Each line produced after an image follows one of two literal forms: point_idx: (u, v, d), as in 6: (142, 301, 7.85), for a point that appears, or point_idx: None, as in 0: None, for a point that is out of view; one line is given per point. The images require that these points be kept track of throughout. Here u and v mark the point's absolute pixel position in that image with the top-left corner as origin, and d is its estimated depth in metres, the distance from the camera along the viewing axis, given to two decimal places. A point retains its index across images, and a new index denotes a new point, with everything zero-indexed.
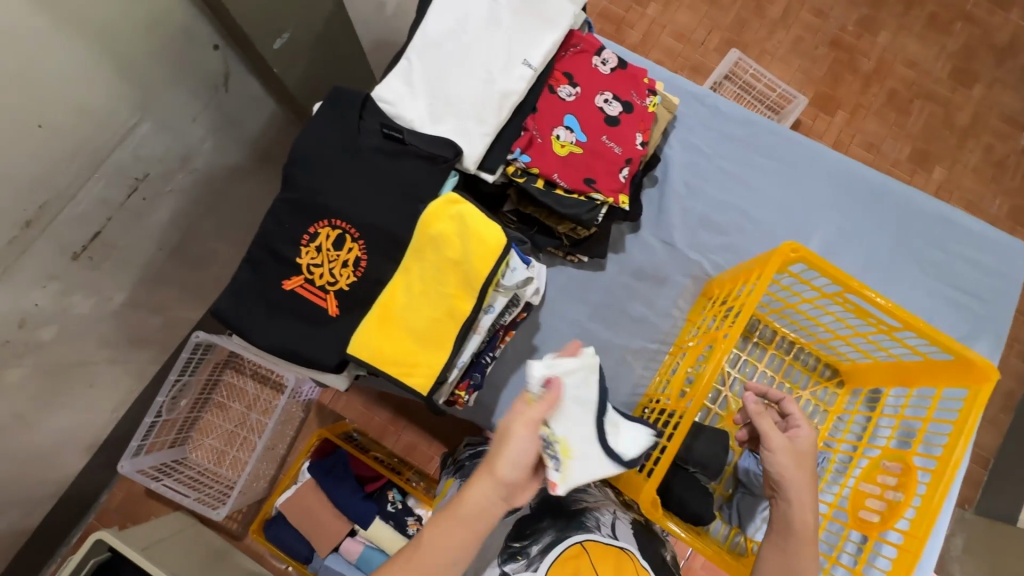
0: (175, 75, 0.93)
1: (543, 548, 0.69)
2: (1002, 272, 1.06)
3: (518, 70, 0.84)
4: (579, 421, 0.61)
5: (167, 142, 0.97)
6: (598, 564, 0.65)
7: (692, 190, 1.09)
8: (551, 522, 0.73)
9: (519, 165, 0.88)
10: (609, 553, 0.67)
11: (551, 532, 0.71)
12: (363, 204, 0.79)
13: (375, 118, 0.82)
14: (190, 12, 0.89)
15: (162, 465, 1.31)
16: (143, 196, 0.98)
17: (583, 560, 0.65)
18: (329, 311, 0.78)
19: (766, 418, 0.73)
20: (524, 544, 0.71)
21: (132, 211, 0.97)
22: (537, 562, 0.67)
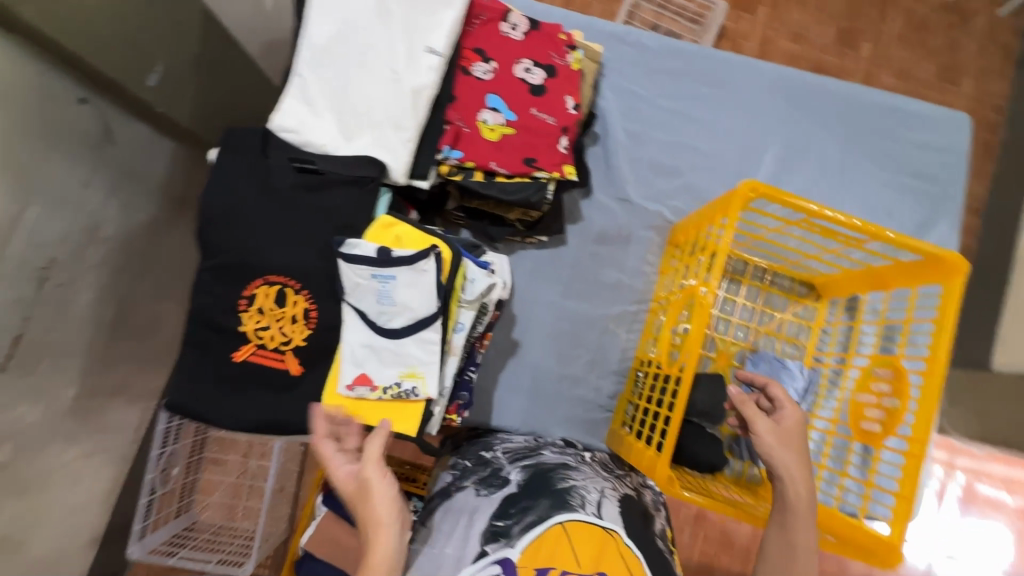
0: (47, 144, 0.79)
1: (524, 527, 0.61)
2: (949, 148, 1.06)
3: (424, 59, 0.75)
4: (383, 356, 0.72)
5: (65, 220, 0.83)
6: (577, 548, 0.58)
7: (635, 138, 1.04)
8: (535, 501, 0.65)
9: (451, 163, 0.81)
10: (592, 536, 0.60)
11: (534, 511, 0.63)
12: (299, 254, 0.73)
13: (281, 153, 0.74)
14: (40, 71, 0.76)
15: (173, 538, 1.21)
16: (57, 283, 0.84)
17: (563, 544, 0.59)
18: (291, 371, 0.73)
19: (750, 405, 0.73)
20: (505, 524, 0.63)
21: (51, 304, 0.84)
22: (516, 540, 0.60)
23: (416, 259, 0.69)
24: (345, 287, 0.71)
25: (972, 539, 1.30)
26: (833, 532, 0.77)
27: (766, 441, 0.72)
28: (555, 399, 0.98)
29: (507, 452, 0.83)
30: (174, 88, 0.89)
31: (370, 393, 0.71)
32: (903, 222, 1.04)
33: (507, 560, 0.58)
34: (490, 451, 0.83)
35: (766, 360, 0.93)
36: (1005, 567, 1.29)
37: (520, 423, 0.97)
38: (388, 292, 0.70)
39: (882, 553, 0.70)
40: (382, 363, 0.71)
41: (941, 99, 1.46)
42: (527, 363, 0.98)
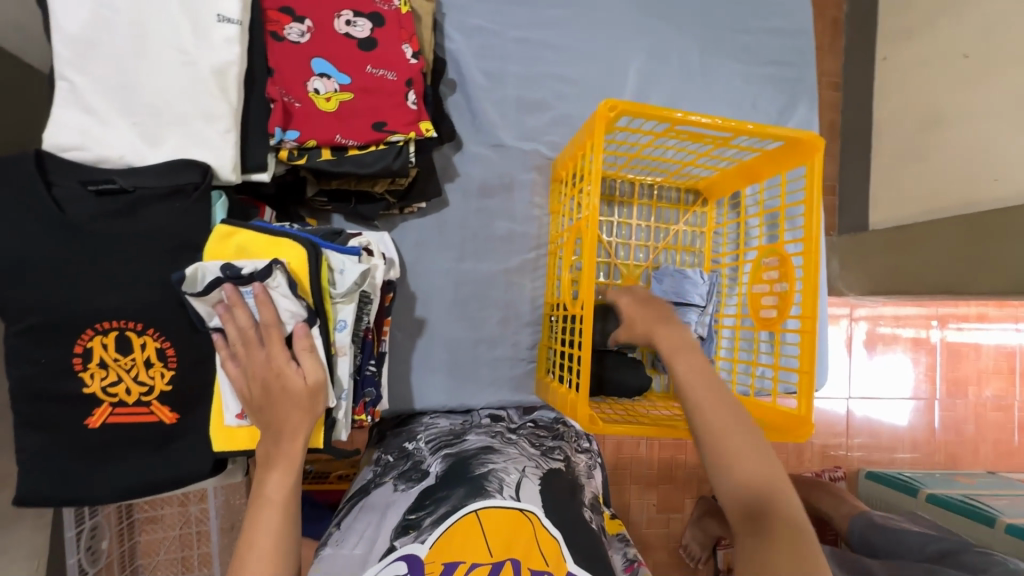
0: None
1: (435, 519, 0.61)
2: (797, 30, 1.08)
3: (218, 32, 0.64)
4: None
5: None
6: (489, 536, 0.58)
7: (494, 77, 0.97)
8: (451, 489, 0.65)
9: (289, 146, 0.71)
10: (507, 524, 0.59)
11: (448, 502, 0.62)
12: (130, 289, 0.62)
13: (69, 176, 0.61)
14: None
15: None
16: None
17: (474, 534, 0.58)
18: (164, 421, 0.64)
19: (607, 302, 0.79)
20: (417, 516, 0.63)
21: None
22: (426, 535, 0.59)
23: (265, 276, 0.60)
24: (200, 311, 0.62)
25: (877, 378, 1.46)
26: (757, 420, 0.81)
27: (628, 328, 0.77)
28: (476, 365, 0.95)
29: (429, 440, 0.83)
30: None
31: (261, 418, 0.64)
32: (768, 110, 1.07)
33: (414, 556, 0.57)
34: (413, 441, 0.84)
35: (668, 275, 0.94)
36: (907, 393, 1.48)
37: (447, 399, 0.94)
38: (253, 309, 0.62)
39: (794, 429, 0.74)
40: None
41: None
42: (441, 337, 0.94)
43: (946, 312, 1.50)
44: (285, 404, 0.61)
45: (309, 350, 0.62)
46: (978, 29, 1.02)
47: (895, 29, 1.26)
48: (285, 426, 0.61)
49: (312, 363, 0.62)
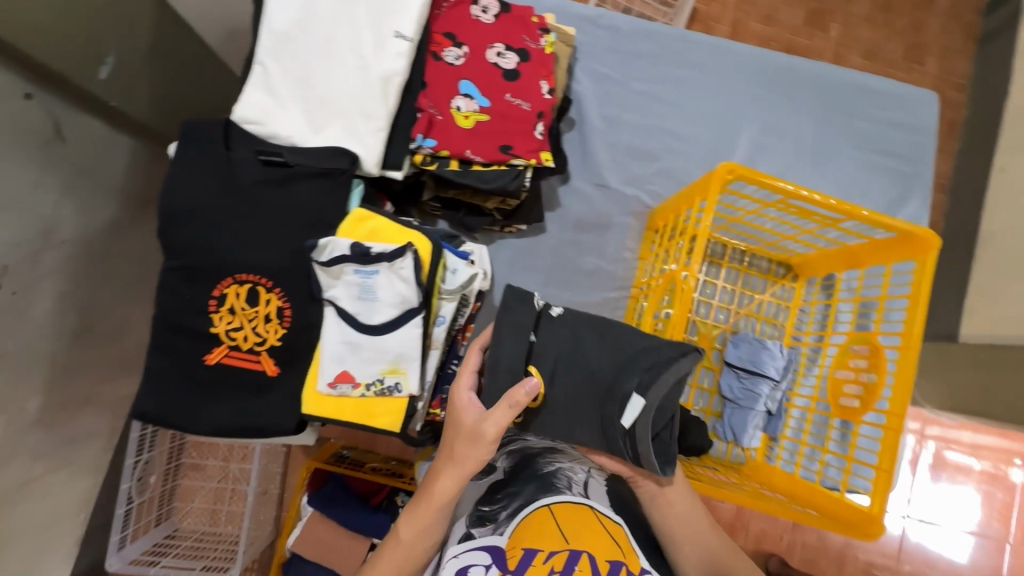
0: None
1: (511, 513, 0.66)
2: (919, 127, 1.07)
3: (392, 45, 0.72)
4: (363, 349, 0.69)
5: (16, 224, 0.79)
6: (563, 528, 0.62)
7: (612, 122, 1.03)
8: (521, 486, 0.69)
9: (425, 152, 0.78)
10: (578, 516, 0.63)
11: (521, 496, 0.67)
12: (268, 250, 0.69)
13: (245, 146, 0.70)
14: None
15: (155, 546, 1.15)
16: (12, 289, 0.80)
17: (548, 523, 0.63)
18: (267, 372, 0.70)
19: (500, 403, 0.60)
20: (491, 509, 0.67)
21: (8, 311, 0.80)
22: (504, 528, 0.64)
23: (393, 257, 0.67)
24: (323, 280, 0.69)
25: (940, 503, 1.36)
26: (816, 506, 0.79)
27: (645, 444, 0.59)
28: None
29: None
30: (128, 79, 0.86)
31: (352, 390, 0.69)
32: (874, 202, 1.06)
33: (496, 547, 0.62)
34: None
35: (747, 341, 0.94)
36: (970, 527, 1.35)
37: None
38: (370, 287, 0.68)
39: (863, 526, 0.71)
40: (362, 361, 0.69)
41: (906, 78, 1.48)
42: None
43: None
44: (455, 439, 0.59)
45: (507, 409, 0.55)
46: None
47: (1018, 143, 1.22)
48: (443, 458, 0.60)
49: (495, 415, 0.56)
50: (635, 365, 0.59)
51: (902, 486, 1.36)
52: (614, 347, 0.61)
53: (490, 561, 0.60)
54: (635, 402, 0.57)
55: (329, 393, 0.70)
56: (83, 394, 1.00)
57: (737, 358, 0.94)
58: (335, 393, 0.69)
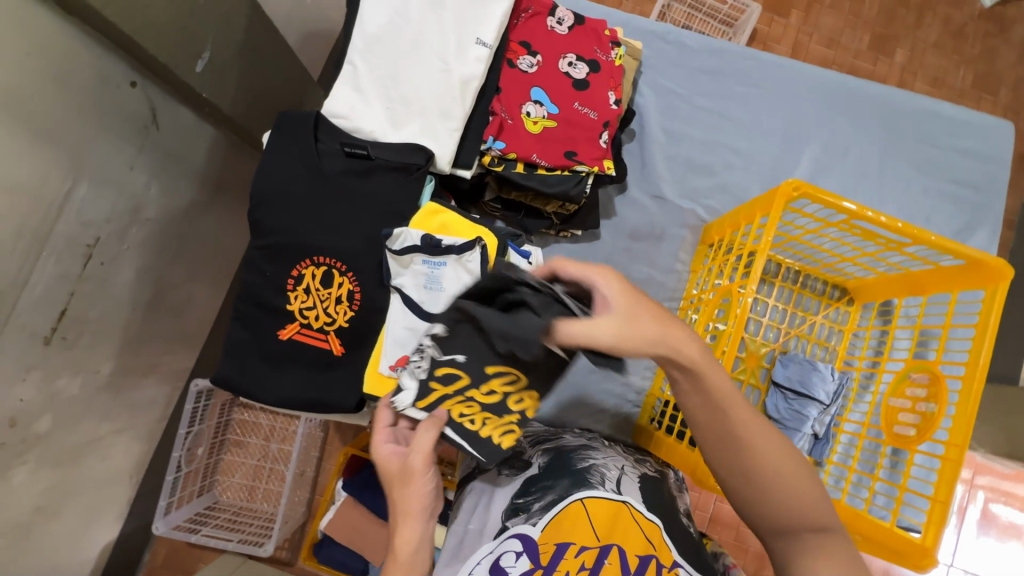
0: (100, 126, 0.81)
1: (545, 506, 0.67)
2: (991, 157, 1.05)
3: (473, 51, 0.76)
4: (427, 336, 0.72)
5: (111, 199, 0.86)
6: (596, 524, 0.64)
7: (672, 136, 1.04)
8: (555, 480, 0.70)
9: (494, 153, 0.82)
10: (611, 512, 0.65)
11: (554, 489, 0.68)
12: (345, 236, 0.74)
13: (332, 138, 0.75)
14: (95, 51, 0.77)
15: (196, 516, 1.21)
16: (101, 260, 0.87)
17: (581, 519, 0.65)
18: (334, 351, 0.75)
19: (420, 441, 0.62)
20: (525, 501, 0.69)
21: (95, 279, 0.87)
22: (537, 519, 0.66)
23: (462, 250, 0.71)
24: (393, 270, 0.72)
25: (982, 558, 1.28)
26: (858, 531, 0.76)
27: (588, 337, 0.50)
28: (584, 392, 0.99)
29: (529, 436, 0.86)
30: (219, 73, 0.93)
31: None
32: (940, 230, 1.03)
33: (529, 537, 0.64)
34: None
35: (796, 362, 0.92)
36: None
37: (549, 415, 0.98)
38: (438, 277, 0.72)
39: (914, 556, 0.70)
40: None
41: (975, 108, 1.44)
42: None
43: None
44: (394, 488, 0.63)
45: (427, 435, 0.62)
46: None
47: None
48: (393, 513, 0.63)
49: (417, 445, 0.62)
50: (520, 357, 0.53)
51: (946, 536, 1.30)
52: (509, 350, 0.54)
53: (523, 551, 0.63)
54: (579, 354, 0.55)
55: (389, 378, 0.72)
56: (149, 362, 1.07)
57: (786, 379, 0.92)
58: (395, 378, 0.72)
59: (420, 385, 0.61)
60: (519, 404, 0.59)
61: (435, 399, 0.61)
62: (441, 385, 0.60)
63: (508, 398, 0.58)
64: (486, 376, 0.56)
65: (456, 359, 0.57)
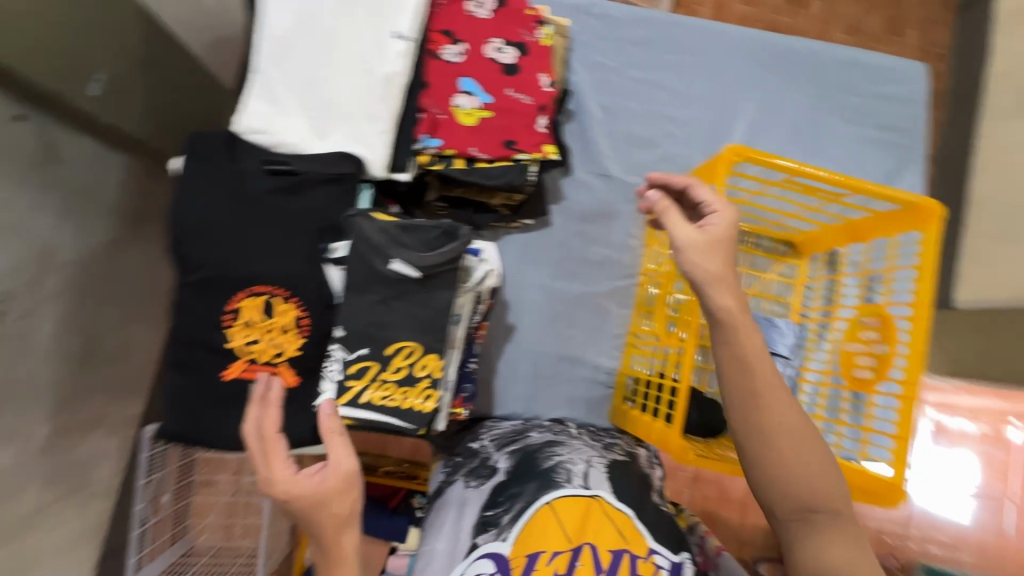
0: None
1: (513, 516, 0.69)
2: (909, 99, 1.09)
3: (392, 46, 0.72)
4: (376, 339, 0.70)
5: (15, 249, 0.77)
6: (565, 525, 0.66)
7: (609, 111, 1.02)
8: (523, 486, 0.73)
9: (430, 152, 0.78)
10: (577, 507, 0.68)
11: (522, 498, 0.71)
12: (283, 260, 0.68)
13: (253, 157, 0.69)
14: None
15: (172, 567, 1.13)
16: (17, 316, 0.79)
17: (551, 523, 0.66)
18: (288, 383, 0.70)
19: (337, 438, 0.59)
20: (495, 514, 0.71)
21: (9, 338, 0.78)
22: (506, 533, 0.68)
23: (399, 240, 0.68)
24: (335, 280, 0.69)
25: None
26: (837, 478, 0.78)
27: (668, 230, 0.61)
28: (557, 381, 0.98)
29: (494, 439, 0.87)
30: (119, 97, 0.86)
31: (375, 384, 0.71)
32: (872, 174, 1.07)
33: (499, 554, 0.66)
34: (477, 441, 0.88)
35: (757, 321, 0.94)
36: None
37: (524, 409, 0.97)
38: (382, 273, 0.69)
39: (885, 493, 0.72)
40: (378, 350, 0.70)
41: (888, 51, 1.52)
42: (526, 348, 0.98)
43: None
44: (311, 513, 0.54)
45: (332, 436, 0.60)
46: None
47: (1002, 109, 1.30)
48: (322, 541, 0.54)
49: (338, 449, 0.58)
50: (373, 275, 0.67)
51: None
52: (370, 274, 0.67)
53: (495, 569, 0.65)
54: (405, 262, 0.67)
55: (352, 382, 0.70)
56: (92, 416, 0.98)
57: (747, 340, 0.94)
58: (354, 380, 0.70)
59: (338, 386, 0.69)
60: (425, 368, 0.69)
61: (354, 394, 0.68)
62: (358, 379, 0.68)
63: (413, 365, 0.68)
64: (388, 355, 0.68)
65: (363, 353, 0.68)
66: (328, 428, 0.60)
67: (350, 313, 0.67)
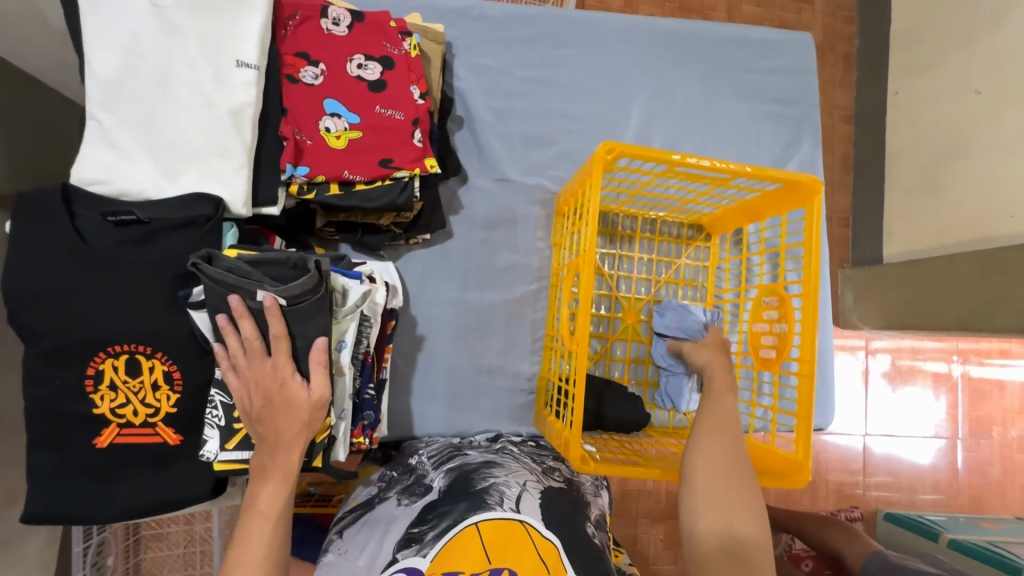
0: None
1: (439, 533, 0.67)
2: (800, 69, 1.10)
3: (237, 76, 0.68)
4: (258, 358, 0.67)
5: None
6: (488, 545, 0.63)
7: (501, 113, 1.00)
8: (453, 505, 0.70)
9: (300, 181, 0.75)
10: (505, 531, 0.65)
11: (449, 516, 0.68)
12: (141, 316, 0.65)
13: (91, 209, 0.65)
14: None
15: None
16: None
17: (473, 544, 0.64)
18: (169, 442, 0.67)
19: (320, 370, 0.65)
20: (420, 530, 0.69)
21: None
22: (428, 549, 0.66)
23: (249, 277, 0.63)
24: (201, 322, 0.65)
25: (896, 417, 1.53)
26: (760, 465, 0.79)
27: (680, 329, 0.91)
28: (479, 393, 0.96)
29: (432, 454, 0.86)
30: None
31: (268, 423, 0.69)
32: (768, 148, 1.08)
33: (416, 569, 0.64)
34: (416, 456, 0.87)
35: (672, 309, 0.92)
36: (932, 431, 1.54)
37: (448, 426, 0.95)
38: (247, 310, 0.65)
39: (792, 473, 0.73)
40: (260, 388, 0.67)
41: (799, 19, 1.58)
42: (441, 364, 0.96)
43: (920, 346, 1.55)
44: (282, 416, 0.64)
45: (322, 370, 0.65)
46: (986, 69, 1.14)
47: (909, 66, 1.38)
48: (280, 440, 0.64)
49: (317, 381, 0.65)
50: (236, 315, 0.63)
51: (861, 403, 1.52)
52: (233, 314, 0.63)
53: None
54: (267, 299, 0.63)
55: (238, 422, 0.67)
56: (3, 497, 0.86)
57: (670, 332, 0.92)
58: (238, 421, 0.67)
59: (223, 431, 0.66)
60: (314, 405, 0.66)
61: (243, 435, 0.66)
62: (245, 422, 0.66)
63: None
64: None
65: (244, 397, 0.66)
66: (314, 360, 0.65)
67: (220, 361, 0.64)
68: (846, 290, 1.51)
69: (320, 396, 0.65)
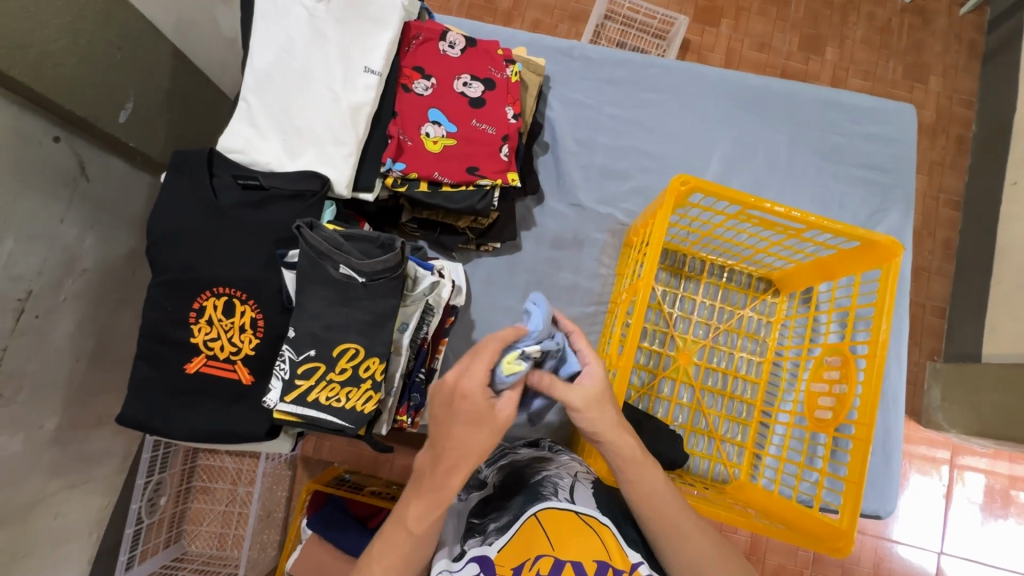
0: (23, 178, 0.79)
1: (499, 527, 0.69)
2: (897, 140, 1.08)
3: (362, 79, 0.80)
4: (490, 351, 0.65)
5: (43, 253, 0.84)
6: (549, 531, 0.66)
7: (584, 145, 1.07)
8: (510, 500, 0.72)
9: (395, 175, 0.84)
10: (563, 520, 0.67)
11: (508, 511, 0.70)
12: (244, 266, 0.76)
13: (227, 171, 0.78)
14: (12, 107, 0.77)
15: (162, 568, 1.17)
16: (36, 313, 0.84)
17: (536, 534, 0.66)
18: (242, 380, 0.75)
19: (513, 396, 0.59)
20: (482, 522, 0.71)
21: (29, 333, 0.83)
22: (492, 539, 0.67)
23: (339, 246, 0.72)
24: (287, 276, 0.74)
25: (985, 545, 1.33)
26: (782, 519, 0.80)
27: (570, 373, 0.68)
28: None
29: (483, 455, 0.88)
30: (143, 123, 0.96)
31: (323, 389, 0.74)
32: (852, 213, 1.05)
33: (485, 557, 0.66)
34: None
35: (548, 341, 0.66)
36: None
37: None
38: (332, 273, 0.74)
39: (831, 541, 0.71)
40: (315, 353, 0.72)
41: (909, 97, 1.53)
42: None
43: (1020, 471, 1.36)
44: (459, 427, 0.58)
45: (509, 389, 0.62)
46: None
47: None
48: (446, 456, 0.58)
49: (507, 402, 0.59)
50: (322, 278, 0.72)
51: (936, 517, 1.34)
52: (321, 277, 0.72)
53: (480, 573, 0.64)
54: (351, 270, 0.71)
55: (291, 379, 0.72)
56: (99, 415, 1.02)
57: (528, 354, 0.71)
58: (292, 375, 0.72)
59: (285, 383, 0.72)
60: (368, 371, 0.72)
61: (301, 392, 0.71)
62: (306, 379, 0.71)
63: (358, 366, 0.72)
64: (335, 358, 0.71)
65: (310, 354, 0.72)
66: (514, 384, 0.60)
67: (301, 316, 0.72)
68: (932, 385, 1.38)
69: (506, 429, 0.59)
